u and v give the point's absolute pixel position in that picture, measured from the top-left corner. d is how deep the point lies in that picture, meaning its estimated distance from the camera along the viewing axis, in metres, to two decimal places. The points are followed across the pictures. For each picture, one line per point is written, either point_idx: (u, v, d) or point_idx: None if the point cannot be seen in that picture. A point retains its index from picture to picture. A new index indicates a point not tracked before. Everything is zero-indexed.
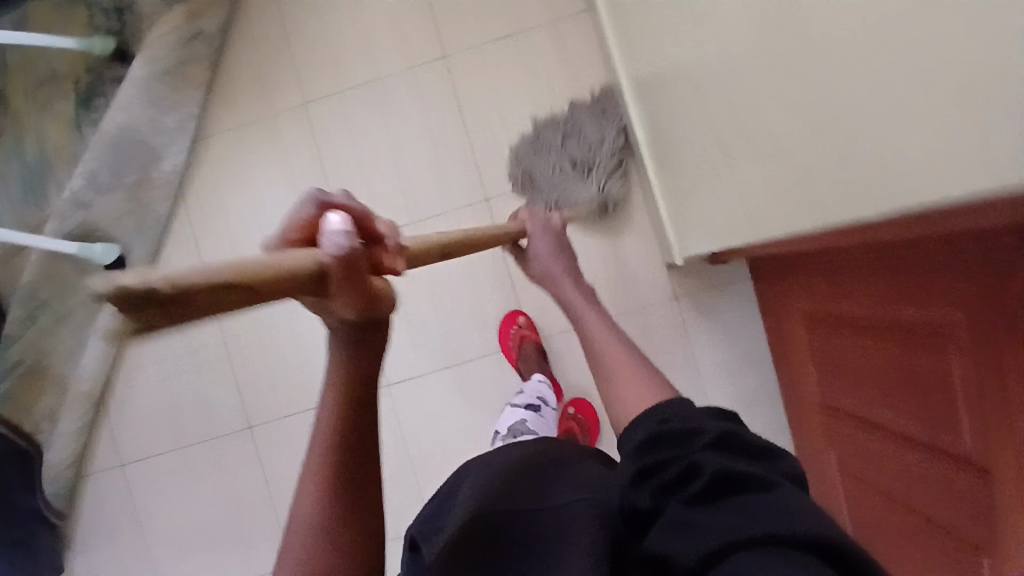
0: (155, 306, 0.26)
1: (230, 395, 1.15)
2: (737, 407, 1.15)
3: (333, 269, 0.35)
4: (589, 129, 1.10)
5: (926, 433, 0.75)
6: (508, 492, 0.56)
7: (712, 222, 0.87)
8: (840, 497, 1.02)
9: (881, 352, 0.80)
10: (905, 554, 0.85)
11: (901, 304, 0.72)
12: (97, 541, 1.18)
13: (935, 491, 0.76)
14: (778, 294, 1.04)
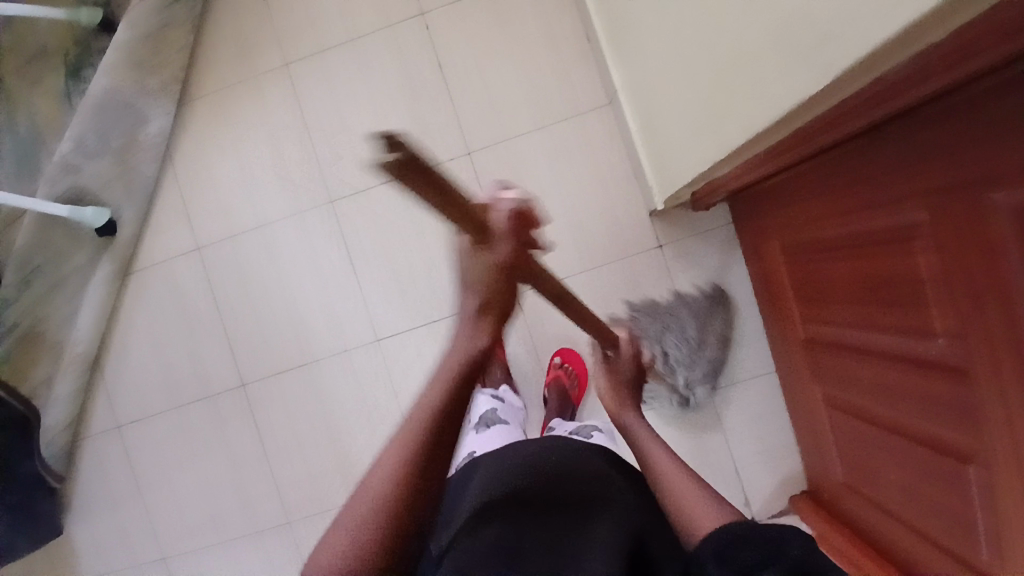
0: (405, 162, 0.37)
1: (222, 353, 1.17)
2: (730, 347, 1.12)
3: (499, 226, 0.45)
4: (691, 328, 1.11)
5: (900, 344, 0.75)
6: (519, 476, 0.63)
7: (694, 146, 0.87)
8: (827, 434, 1.01)
9: (856, 268, 0.80)
10: (894, 477, 0.85)
11: (874, 210, 0.72)
12: (100, 501, 1.22)
13: (913, 405, 0.76)
14: (758, 230, 1.04)
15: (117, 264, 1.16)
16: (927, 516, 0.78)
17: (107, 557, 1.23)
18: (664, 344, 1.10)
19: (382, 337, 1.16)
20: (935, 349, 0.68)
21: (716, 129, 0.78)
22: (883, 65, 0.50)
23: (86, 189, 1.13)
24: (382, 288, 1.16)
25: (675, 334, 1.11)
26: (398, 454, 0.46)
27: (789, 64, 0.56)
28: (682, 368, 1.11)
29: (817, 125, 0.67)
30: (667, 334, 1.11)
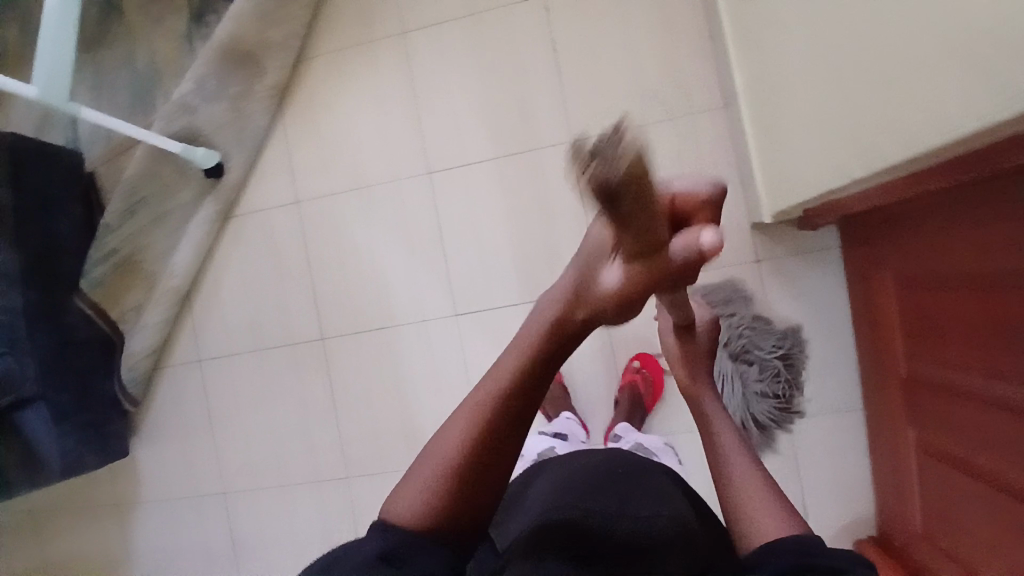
0: (612, 189, 0.31)
1: (309, 304, 1.21)
2: (810, 372, 1.10)
3: (675, 260, 0.41)
4: (761, 399, 1.07)
5: (1005, 391, 0.70)
6: (590, 485, 0.64)
7: (818, 162, 0.84)
8: (912, 481, 0.96)
9: (970, 307, 0.76)
10: (978, 532, 0.80)
11: (1003, 249, 0.68)
12: (172, 429, 1.28)
13: (1008, 455, 0.71)
14: (870, 256, 0.99)
15: (219, 207, 1.20)
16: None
17: (168, 485, 1.29)
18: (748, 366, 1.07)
19: (460, 313, 1.17)
20: None
21: (853, 143, 0.74)
22: None
23: (199, 131, 1.16)
24: (467, 264, 1.16)
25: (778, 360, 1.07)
26: (466, 426, 0.49)
27: (964, 79, 0.50)
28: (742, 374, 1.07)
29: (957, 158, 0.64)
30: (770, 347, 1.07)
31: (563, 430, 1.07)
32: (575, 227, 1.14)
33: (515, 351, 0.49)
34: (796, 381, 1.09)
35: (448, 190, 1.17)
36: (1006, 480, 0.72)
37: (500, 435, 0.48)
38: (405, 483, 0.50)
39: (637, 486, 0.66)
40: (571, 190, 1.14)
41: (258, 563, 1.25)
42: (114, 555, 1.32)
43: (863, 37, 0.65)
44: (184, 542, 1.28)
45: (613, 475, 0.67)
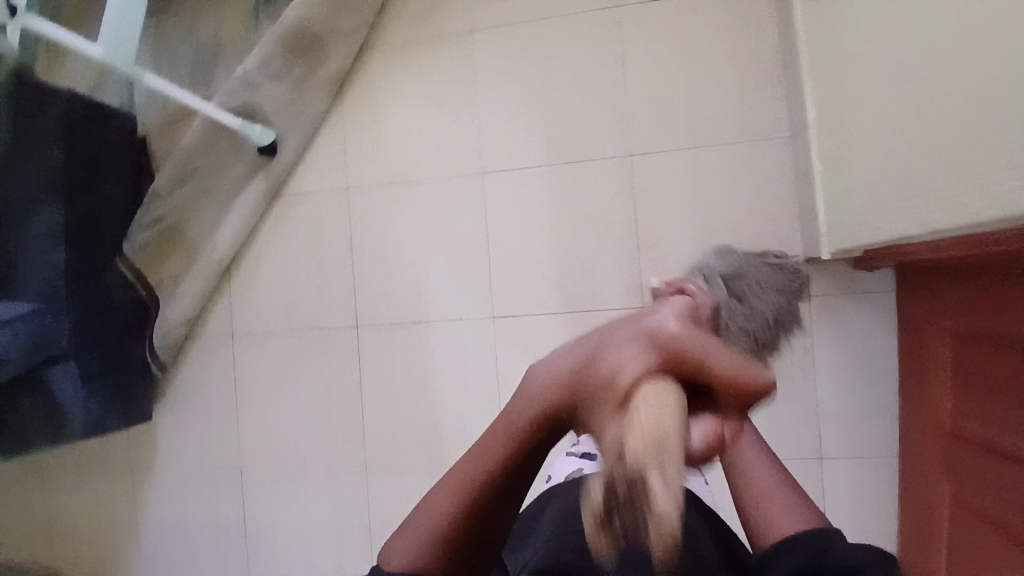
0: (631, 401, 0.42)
1: (346, 291, 1.21)
2: (850, 418, 1.06)
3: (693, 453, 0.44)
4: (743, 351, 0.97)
5: None
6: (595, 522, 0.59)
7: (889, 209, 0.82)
8: (938, 539, 0.91)
9: None
10: None
11: None
12: (196, 399, 1.28)
13: None
14: (930, 307, 0.95)
15: (271, 184, 1.20)
16: None
17: (185, 454, 1.29)
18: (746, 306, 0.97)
19: (496, 316, 1.16)
20: None
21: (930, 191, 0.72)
22: None
23: (259, 108, 1.15)
24: (509, 268, 1.15)
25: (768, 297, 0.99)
26: (464, 485, 0.49)
27: None
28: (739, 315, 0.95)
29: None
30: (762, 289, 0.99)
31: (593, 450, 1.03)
32: (622, 243, 1.12)
33: (519, 411, 0.49)
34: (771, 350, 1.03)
35: (498, 192, 1.16)
36: None
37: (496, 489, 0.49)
38: (399, 531, 0.50)
39: None
40: (623, 206, 1.12)
41: (266, 543, 1.25)
42: (124, 518, 1.32)
43: (960, 89, 0.64)
44: (194, 513, 1.28)
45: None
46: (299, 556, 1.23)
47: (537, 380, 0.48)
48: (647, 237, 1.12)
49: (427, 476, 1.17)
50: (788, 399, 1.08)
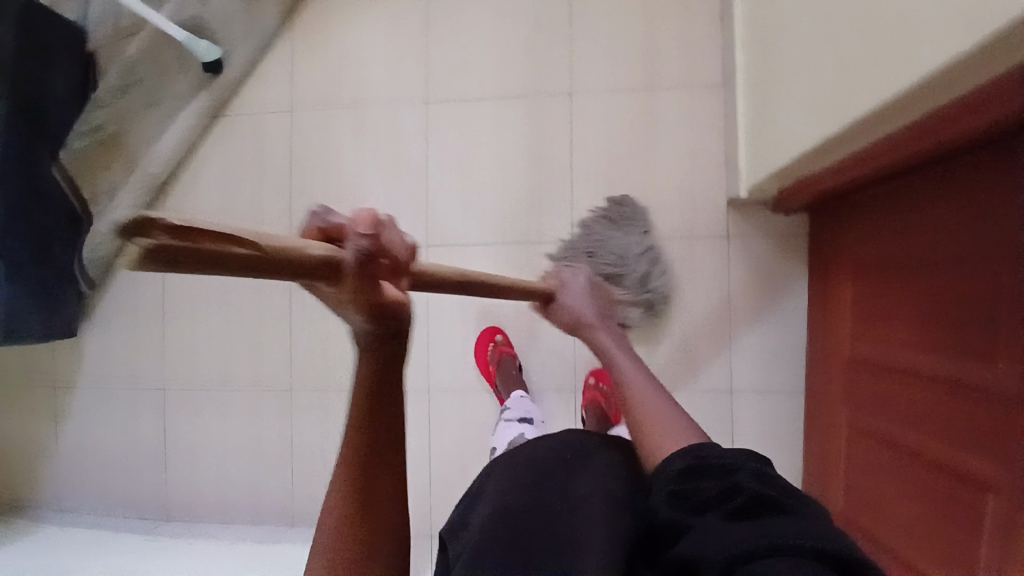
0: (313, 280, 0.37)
1: (281, 212, 1.21)
2: (760, 353, 1.12)
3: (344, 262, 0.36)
4: (614, 241, 1.09)
5: (947, 362, 0.71)
6: (544, 479, 0.64)
7: (789, 136, 0.86)
8: (840, 460, 0.97)
9: (922, 282, 0.77)
10: (900, 511, 0.80)
11: (958, 227, 0.71)
12: (122, 316, 1.26)
13: (942, 427, 0.72)
14: (832, 242, 1.02)
15: (213, 101, 1.21)
16: (925, 553, 0.74)
17: (109, 372, 1.26)
18: (598, 266, 1.07)
19: (430, 245, 1.18)
20: (981, 375, 0.66)
21: (814, 115, 0.75)
22: (986, 71, 0.51)
23: (207, 23, 1.15)
24: (448, 197, 1.18)
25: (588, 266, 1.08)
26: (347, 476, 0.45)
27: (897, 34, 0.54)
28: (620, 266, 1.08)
29: (912, 125, 0.67)
30: (591, 262, 1.08)
31: (525, 413, 1.04)
32: (556, 178, 1.16)
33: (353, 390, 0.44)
34: (598, 229, 1.11)
35: (438, 122, 1.18)
36: (938, 453, 0.73)
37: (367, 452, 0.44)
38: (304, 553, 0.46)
39: (579, 475, 0.64)
40: (563, 143, 1.16)
41: (185, 465, 1.23)
42: (42, 434, 1.28)
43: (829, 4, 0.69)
44: (112, 433, 1.25)
45: (561, 461, 0.67)
46: (218, 478, 1.22)
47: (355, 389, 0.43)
48: (583, 176, 1.16)
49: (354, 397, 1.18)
50: (708, 337, 1.13)
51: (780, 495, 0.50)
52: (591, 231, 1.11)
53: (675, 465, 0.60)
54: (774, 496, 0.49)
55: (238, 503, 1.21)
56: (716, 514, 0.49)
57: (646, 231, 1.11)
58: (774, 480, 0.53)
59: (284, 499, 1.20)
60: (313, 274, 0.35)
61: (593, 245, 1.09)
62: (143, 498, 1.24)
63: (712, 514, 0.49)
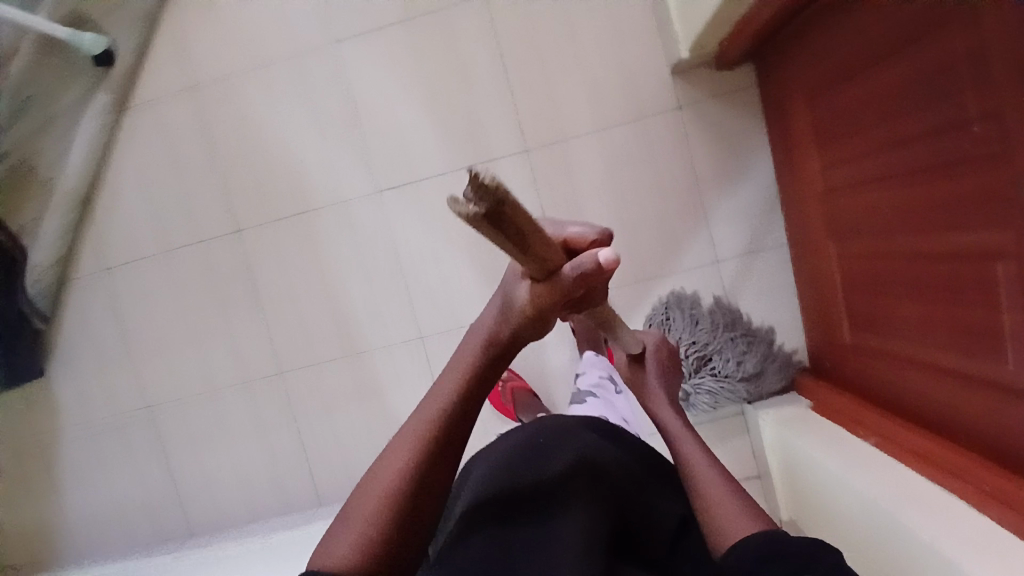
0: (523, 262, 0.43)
1: (218, 196, 1.14)
2: (736, 215, 1.11)
3: (563, 276, 0.44)
4: (752, 364, 1.07)
5: (927, 151, 0.69)
6: (514, 470, 0.59)
7: None
8: (839, 291, 0.97)
9: (880, 82, 0.74)
10: (913, 316, 0.79)
11: (900, 13, 0.67)
12: (83, 348, 1.19)
13: (933, 219, 0.71)
14: (782, 80, 0.99)
15: (114, 96, 1.13)
16: (947, 346, 0.73)
17: (90, 406, 1.20)
18: (718, 350, 1.06)
19: (381, 189, 1.13)
20: (957, 150, 0.64)
21: None
22: None
23: (87, 16, 1.09)
24: (388, 137, 1.12)
25: (708, 335, 1.06)
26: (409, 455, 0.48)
27: None
28: (724, 376, 1.06)
29: None
30: (726, 344, 1.06)
31: None
32: (493, 90, 1.11)
33: (452, 372, 0.51)
34: (754, 338, 1.09)
35: (355, 61, 1.11)
36: (936, 245, 0.72)
37: (436, 460, 0.49)
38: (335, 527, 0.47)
39: (558, 448, 0.61)
40: (489, 52, 1.10)
41: (195, 475, 1.19)
42: (40, 487, 1.23)
43: None
44: (110, 466, 1.20)
45: (533, 448, 0.62)
46: (234, 480, 1.18)
47: (441, 393, 0.50)
48: (520, 81, 1.11)
49: (347, 364, 1.15)
50: (683, 212, 1.11)
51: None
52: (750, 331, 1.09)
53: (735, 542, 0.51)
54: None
55: (260, 496, 1.18)
56: None
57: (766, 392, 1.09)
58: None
59: (304, 480, 1.17)
60: (540, 262, 0.42)
61: (744, 345, 1.08)
62: (163, 520, 1.21)
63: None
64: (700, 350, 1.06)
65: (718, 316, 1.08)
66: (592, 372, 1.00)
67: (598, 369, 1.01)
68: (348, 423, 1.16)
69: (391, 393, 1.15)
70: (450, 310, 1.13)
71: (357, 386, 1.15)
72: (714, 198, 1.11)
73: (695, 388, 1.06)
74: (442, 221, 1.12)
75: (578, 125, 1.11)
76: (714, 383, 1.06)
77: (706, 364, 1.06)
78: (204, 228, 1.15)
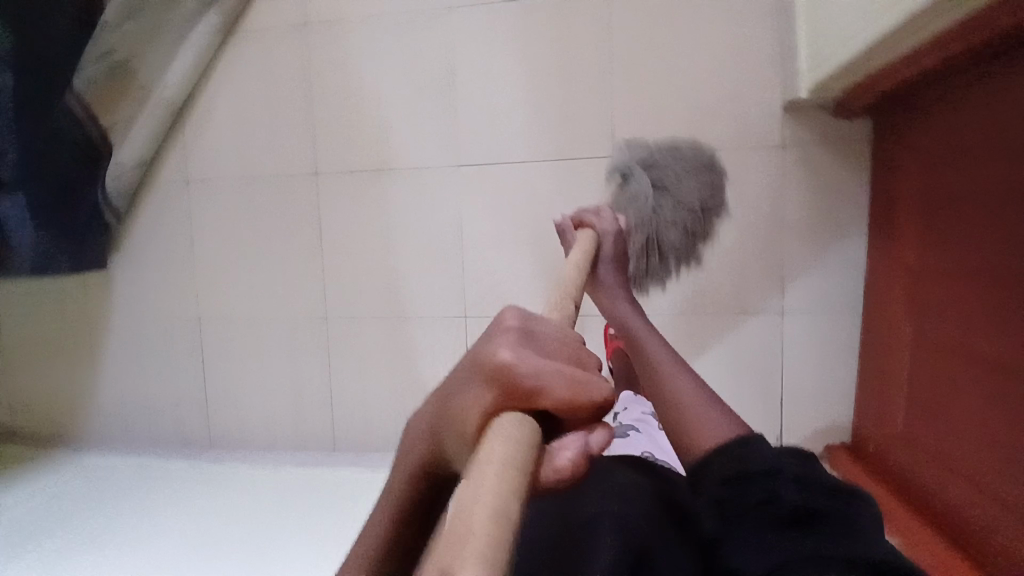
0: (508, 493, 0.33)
1: (302, 134, 1.15)
2: (815, 270, 1.05)
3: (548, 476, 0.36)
4: (669, 236, 1.03)
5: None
6: (559, 513, 0.63)
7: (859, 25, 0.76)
8: (902, 374, 0.92)
9: (999, 177, 0.69)
10: (970, 423, 0.75)
11: None
12: (147, 252, 1.23)
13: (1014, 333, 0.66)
14: (902, 141, 0.92)
15: (225, 18, 1.13)
16: (995, 465, 0.69)
17: (142, 306, 1.25)
18: (682, 198, 1.02)
19: (460, 163, 1.12)
20: None
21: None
22: None
23: None
24: (478, 112, 1.10)
25: (690, 181, 1.03)
26: None
27: None
28: (658, 212, 1.02)
29: None
30: (688, 206, 1.03)
31: None
32: (593, 87, 1.07)
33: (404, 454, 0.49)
34: (704, 233, 1.06)
35: (462, 29, 1.09)
36: (1011, 360, 0.67)
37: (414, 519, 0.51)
38: None
39: (595, 490, 0.65)
40: (599, 49, 1.06)
41: (226, 394, 1.24)
42: (82, 372, 1.29)
43: None
44: (150, 367, 1.26)
45: (576, 492, 0.66)
46: (259, 408, 1.23)
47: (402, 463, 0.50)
48: (623, 84, 1.07)
49: (388, 324, 1.16)
50: (759, 254, 1.06)
51: (821, 500, 0.49)
52: (703, 227, 1.05)
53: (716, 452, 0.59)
54: (821, 510, 0.48)
55: (280, 429, 1.22)
56: (755, 527, 0.49)
57: (651, 276, 1.07)
58: (821, 488, 0.50)
59: (325, 424, 1.21)
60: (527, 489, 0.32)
61: (692, 227, 1.04)
62: (188, 428, 1.26)
63: (751, 523, 0.50)
64: (670, 179, 1.02)
65: (712, 188, 1.04)
66: (634, 408, 0.97)
67: (639, 405, 0.98)
68: (378, 381, 1.18)
69: (423, 363, 1.16)
70: (499, 297, 1.12)
71: (394, 349, 1.17)
72: (797, 249, 1.05)
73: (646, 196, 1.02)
74: (511, 207, 1.11)
75: (672, 141, 1.06)
76: (649, 199, 1.02)
77: (658, 188, 1.02)
78: (283, 163, 1.16)
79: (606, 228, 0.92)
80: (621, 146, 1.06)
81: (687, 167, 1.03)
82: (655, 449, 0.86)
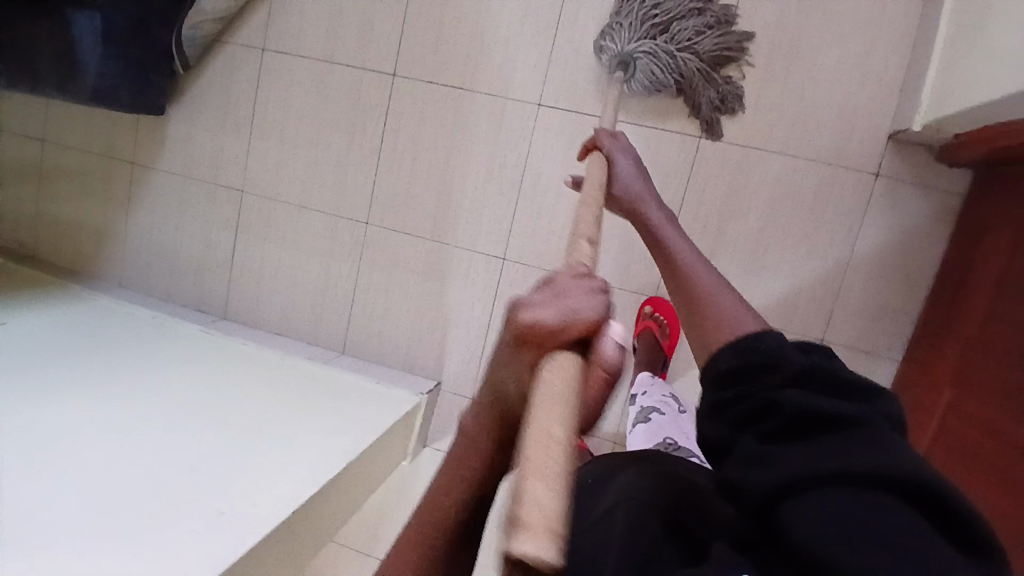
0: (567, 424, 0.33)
1: (392, 30, 1.11)
2: (867, 309, 1.02)
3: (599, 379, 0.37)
4: (699, 43, 0.97)
5: None
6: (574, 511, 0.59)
7: (1001, 73, 0.72)
8: (928, 439, 0.89)
9: None
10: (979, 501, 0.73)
11: None
12: (207, 109, 1.21)
13: None
14: (999, 206, 0.88)
15: None
16: None
17: (190, 163, 1.23)
18: (678, 11, 0.96)
19: (543, 104, 1.07)
20: None
21: None
22: None
23: None
24: (578, 55, 1.05)
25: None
26: None
27: None
28: (670, 40, 0.96)
29: None
30: (689, 13, 0.96)
31: None
32: None
33: None
34: (722, 15, 0.98)
35: None
36: None
37: None
38: None
39: (606, 487, 0.60)
40: None
41: (252, 271, 1.23)
42: (116, 212, 1.28)
43: None
44: (183, 224, 1.25)
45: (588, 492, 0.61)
46: (281, 292, 1.23)
47: None
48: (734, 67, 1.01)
49: (427, 245, 1.15)
50: (814, 278, 1.03)
51: (834, 402, 0.43)
52: (720, 23, 0.98)
53: (717, 364, 0.53)
54: (833, 411, 0.42)
55: (296, 319, 1.23)
56: (761, 437, 0.45)
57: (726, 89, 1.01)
58: (829, 380, 0.45)
59: (340, 326, 1.21)
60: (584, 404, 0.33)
61: (706, 24, 0.97)
62: (208, 293, 1.27)
63: (751, 433, 0.45)
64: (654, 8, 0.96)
65: None
66: (654, 390, 0.97)
67: (659, 388, 0.97)
68: (403, 298, 1.17)
69: (451, 293, 1.15)
70: (544, 250, 1.10)
71: (426, 273, 1.16)
72: (857, 284, 1.02)
73: (650, 55, 0.97)
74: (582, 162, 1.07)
75: (765, 138, 1.02)
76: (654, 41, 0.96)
77: (658, 31, 0.97)
78: (365, 55, 1.12)
79: (617, 146, 0.83)
80: (600, 46, 1.01)
81: (631, 18, 0.97)
82: (676, 432, 0.88)
